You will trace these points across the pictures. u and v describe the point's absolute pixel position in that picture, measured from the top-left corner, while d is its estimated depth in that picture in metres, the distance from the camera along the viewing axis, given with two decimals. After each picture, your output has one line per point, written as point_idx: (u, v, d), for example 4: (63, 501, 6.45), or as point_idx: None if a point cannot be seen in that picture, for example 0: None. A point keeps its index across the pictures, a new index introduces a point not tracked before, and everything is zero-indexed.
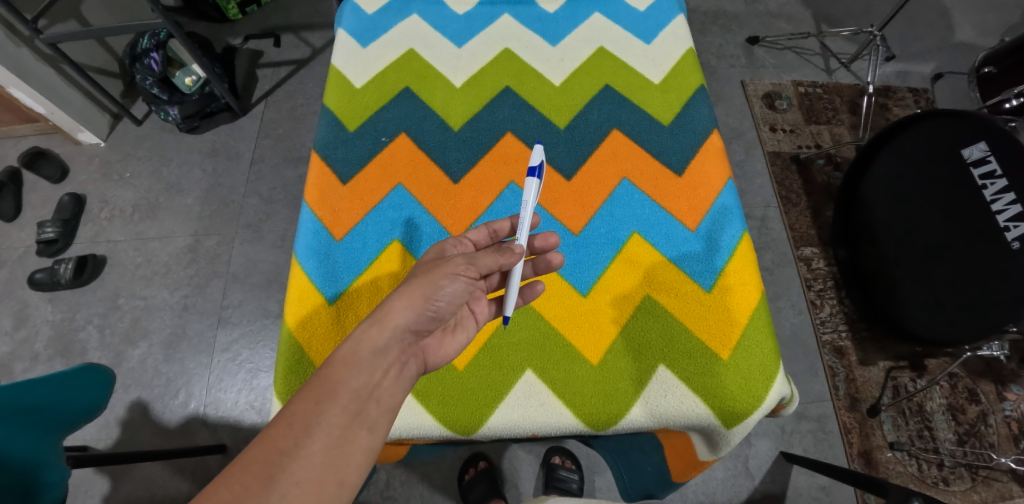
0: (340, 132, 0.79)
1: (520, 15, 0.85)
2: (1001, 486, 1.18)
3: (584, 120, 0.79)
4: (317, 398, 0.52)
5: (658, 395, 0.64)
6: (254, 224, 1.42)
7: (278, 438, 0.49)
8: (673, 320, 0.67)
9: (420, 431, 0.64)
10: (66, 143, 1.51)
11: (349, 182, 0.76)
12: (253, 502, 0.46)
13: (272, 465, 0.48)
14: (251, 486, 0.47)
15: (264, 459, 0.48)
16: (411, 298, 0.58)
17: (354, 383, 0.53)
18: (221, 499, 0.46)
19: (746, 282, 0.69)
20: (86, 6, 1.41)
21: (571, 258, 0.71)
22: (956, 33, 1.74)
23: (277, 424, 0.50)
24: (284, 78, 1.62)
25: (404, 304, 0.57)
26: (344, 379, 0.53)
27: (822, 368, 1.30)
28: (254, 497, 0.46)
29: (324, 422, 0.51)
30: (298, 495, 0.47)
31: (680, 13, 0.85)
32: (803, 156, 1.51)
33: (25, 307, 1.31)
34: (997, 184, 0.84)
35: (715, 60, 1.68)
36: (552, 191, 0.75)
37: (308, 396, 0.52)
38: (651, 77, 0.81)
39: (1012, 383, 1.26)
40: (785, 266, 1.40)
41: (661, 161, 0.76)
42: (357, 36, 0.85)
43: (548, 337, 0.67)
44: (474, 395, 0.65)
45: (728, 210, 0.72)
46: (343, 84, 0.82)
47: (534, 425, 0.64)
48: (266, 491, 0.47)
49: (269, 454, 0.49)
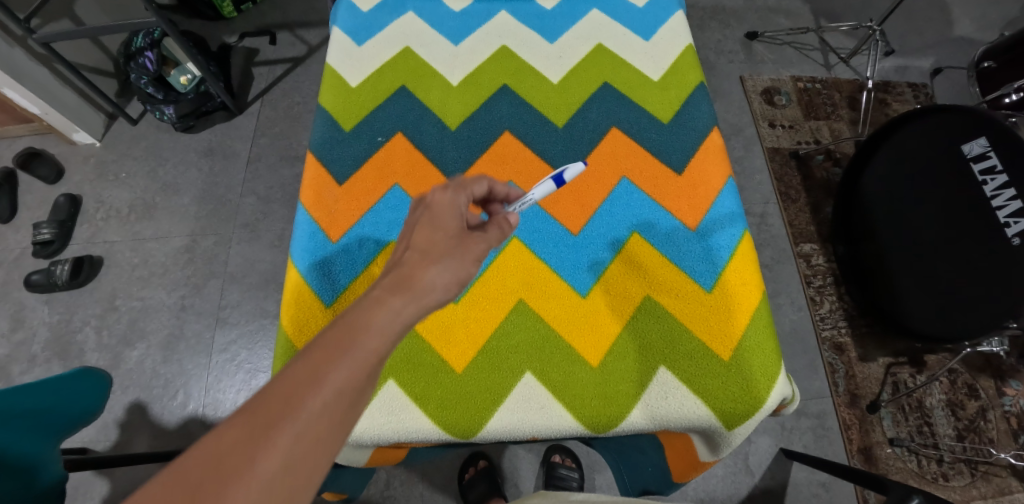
0: (336, 132, 0.78)
1: (518, 11, 0.85)
2: (1000, 482, 1.19)
3: (584, 118, 0.78)
4: (337, 351, 0.45)
5: (658, 397, 0.64)
6: (251, 224, 1.42)
7: (281, 392, 0.42)
8: (673, 320, 0.67)
9: (419, 435, 0.63)
10: (61, 143, 1.50)
11: (345, 184, 0.75)
12: (254, 451, 0.40)
13: (278, 412, 0.41)
14: (255, 433, 0.40)
15: (273, 404, 0.42)
16: (450, 263, 0.53)
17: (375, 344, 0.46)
18: (225, 440, 0.40)
19: (747, 282, 0.68)
20: (79, 4, 1.40)
21: (569, 259, 0.70)
22: (955, 27, 1.73)
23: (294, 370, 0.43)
24: (280, 76, 1.61)
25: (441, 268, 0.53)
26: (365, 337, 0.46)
27: (822, 365, 1.30)
28: (257, 445, 0.40)
29: (334, 382, 0.43)
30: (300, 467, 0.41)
31: (679, 9, 0.84)
32: (802, 152, 1.51)
33: (21, 309, 1.31)
34: (997, 179, 0.85)
35: (714, 56, 1.67)
36: (552, 191, 0.74)
37: (317, 350, 0.44)
38: (650, 75, 0.81)
39: (1011, 378, 1.26)
40: (785, 262, 1.40)
41: (660, 160, 0.75)
42: (353, 34, 0.83)
43: (547, 339, 0.66)
44: (474, 398, 0.63)
45: (728, 210, 0.72)
46: (338, 83, 0.81)
47: (534, 428, 0.63)
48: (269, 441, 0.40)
49: (274, 405, 0.42)
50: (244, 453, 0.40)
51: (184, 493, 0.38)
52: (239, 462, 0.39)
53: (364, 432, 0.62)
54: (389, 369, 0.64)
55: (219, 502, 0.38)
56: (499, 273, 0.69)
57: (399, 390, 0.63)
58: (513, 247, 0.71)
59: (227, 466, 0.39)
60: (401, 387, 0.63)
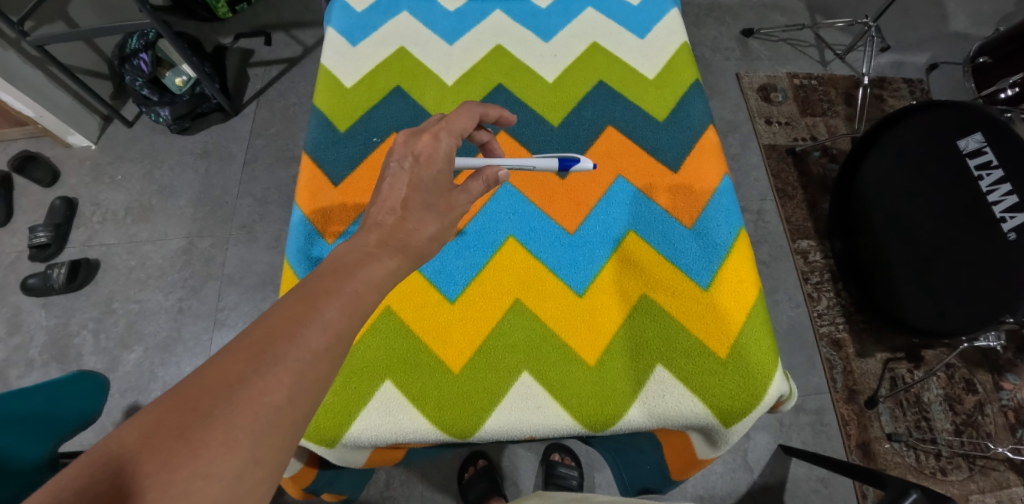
0: (331, 133, 0.78)
1: (512, 10, 0.84)
2: (999, 475, 1.19)
3: (579, 116, 0.78)
4: (331, 290, 0.49)
5: (656, 395, 0.62)
6: (247, 226, 1.41)
7: (280, 326, 0.45)
8: (671, 319, 0.65)
9: (415, 436, 0.61)
10: (56, 145, 1.49)
11: (340, 184, 0.75)
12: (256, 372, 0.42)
13: (278, 339, 0.44)
14: (257, 357, 0.43)
15: (271, 331, 0.44)
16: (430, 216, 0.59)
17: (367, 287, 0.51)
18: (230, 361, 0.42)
19: (744, 279, 0.67)
20: (73, 7, 1.39)
21: (566, 258, 0.68)
22: (950, 22, 1.74)
23: (294, 301, 0.47)
24: (276, 77, 1.61)
25: (432, 229, 0.59)
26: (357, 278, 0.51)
27: (820, 361, 1.30)
28: (258, 368, 0.43)
29: (326, 321, 0.47)
30: (300, 399, 0.44)
31: (674, 7, 0.83)
32: (798, 149, 1.51)
33: (18, 313, 1.30)
34: (994, 174, 0.84)
35: (710, 54, 1.67)
36: (547, 191, 0.72)
37: (315, 290, 0.48)
38: (645, 72, 0.80)
39: (1009, 372, 1.27)
40: (782, 259, 1.40)
41: (655, 158, 0.74)
42: (347, 35, 0.83)
43: (543, 338, 0.64)
44: (469, 398, 0.61)
45: (725, 207, 0.70)
46: (333, 83, 0.80)
47: (531, 427, 0.61)
48: (270, 364, 0.43)
49: (275, 330, 0.45)
50: (244, 382, 0.42)
51: (187, 416, 0.40)
52: (240, 380, 0.42)
53: (360, 433, 0.60)
54: (385, 370, 0.62)
55: (224, 417, 0.40)
56: (495, 272, 0.67)
57: (396, 391, 0.61)
58: (509, 247, 0.69)
59: (229, 384, 0.42)
60: (398, 388, 0.61)
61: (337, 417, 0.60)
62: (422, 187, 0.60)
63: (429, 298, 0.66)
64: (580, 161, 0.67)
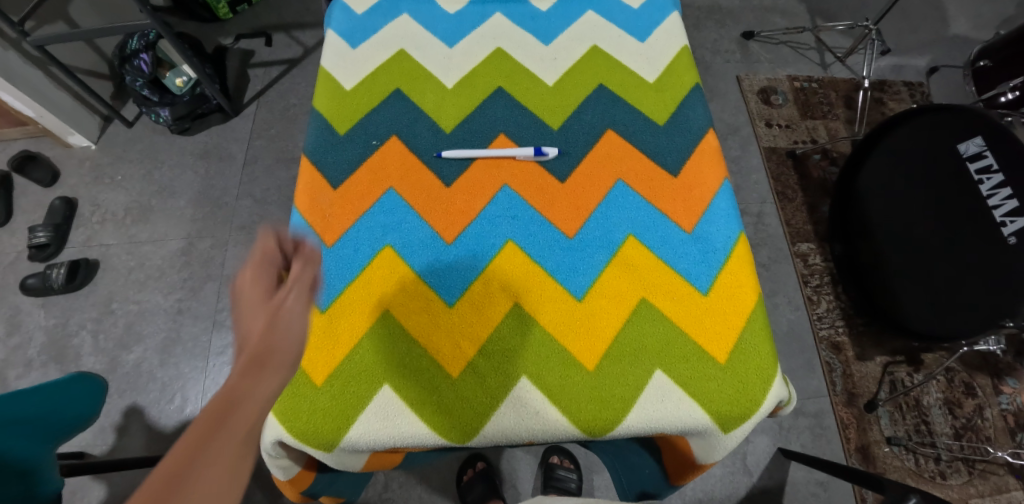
0: (329, 137, 0.71)
1: (512, 13, 0.80)
2: (998, 479, 1.19)
3: (579, 120, 0.73)
4: (213, 425, 0.43)
5: (654, 400, 0.58)
6: (247, 227, 1.41)
7: (167, 473, 0.40)
8: (673, 325, 0.61)
9: (412, 440, 0.57)
10: (56, 146, 1.49)
11: (340, 188, 0.68)
12: None
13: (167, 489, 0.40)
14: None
15: (157, 487, 0.40)
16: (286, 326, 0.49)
17: (254, 406, 0.45)
18: None
19: (742, 284, 0.63)
20: (74, 7, 1.39)
21: (566, 261, 0.64)
22: (951, 25, 1.74)
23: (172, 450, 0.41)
24: (276, 78, 1.61)
25: (286, 337, 0.48)
26: (242, 401, 0.45)
27: (819, 364, 1.30)
28: None
29: (218, 455, 0.42)
30: None
31: (675, 10, 0.80)
32: (799, 152, 1.51)
33: (16, 314, 1.30)
34: (994, 179, 0.86)
35: (710, 56, 1.67)
36: (545, 193, 0.68)
37: (200, 424, 0.43)
38: (646, 76, 0.76)
39: (1008, 376, 1.27)
40: (782, 262, 1.40)
41: (656, 162, 0.70)
42: (347, 37, 0.78)
43: (541, 343, 0.60)
44: (467, 402, 0.58)
45: (724, 212, 0.67)
46: (332, 86, 0.75)
47: (528, 434, 0.58)
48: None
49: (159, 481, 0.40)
50: None
51: None
52: None
53: (358, 437, 0.57)
54: (384, 374, 0.59)
55: None
56: (494, 276, 0.64)
57: (394, 394, 0.58)
58: (509, 251, 0.65)
59: None
60: (397, 391, 0.58)
61: (335, 421, 0.57)
62: (254, 313, 0.49)
63: (427, 302, 0.62)
64: (546, 150, 0.70)
